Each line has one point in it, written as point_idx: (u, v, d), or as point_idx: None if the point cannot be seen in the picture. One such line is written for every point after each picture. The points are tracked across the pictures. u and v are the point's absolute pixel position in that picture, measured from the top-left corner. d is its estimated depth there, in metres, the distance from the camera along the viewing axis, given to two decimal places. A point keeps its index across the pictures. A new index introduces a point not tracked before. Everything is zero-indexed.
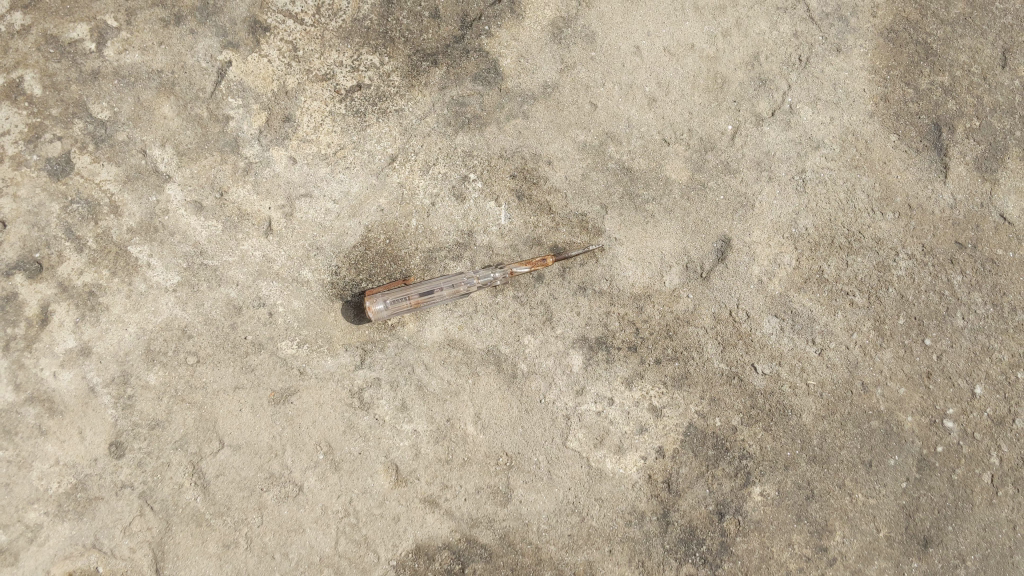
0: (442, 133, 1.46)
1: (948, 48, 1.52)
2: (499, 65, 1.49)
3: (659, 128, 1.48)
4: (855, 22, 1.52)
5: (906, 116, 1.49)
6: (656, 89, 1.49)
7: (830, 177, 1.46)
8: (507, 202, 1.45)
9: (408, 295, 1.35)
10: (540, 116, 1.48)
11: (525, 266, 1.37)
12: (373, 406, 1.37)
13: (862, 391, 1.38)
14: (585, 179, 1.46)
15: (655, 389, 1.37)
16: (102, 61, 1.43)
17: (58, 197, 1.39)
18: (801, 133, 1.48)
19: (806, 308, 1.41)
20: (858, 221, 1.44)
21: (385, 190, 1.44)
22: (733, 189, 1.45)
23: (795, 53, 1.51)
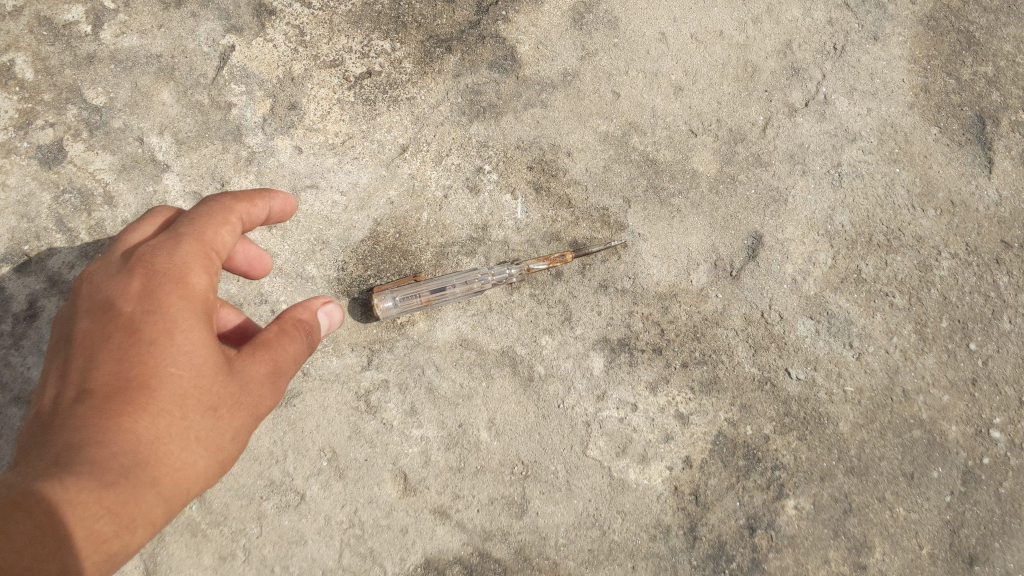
0: (456, 122, 1.39)
1: (992, 37, 1.46)
2: (517, 52, 1.42)
3: (685, 118, 1.40)
4: (894, 10, 1.46)
5: (948, 107, 1.41)
6: (683, 77, 1.42)
7: (867, 172, 1.38)
8: (524, 195, 1.37)
9: (419, 294, 1.27)
10: (561, 106, 1.41)
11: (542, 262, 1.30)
12: (380, 410, 1.29)
13: (903, 398, 1.29)
14: (606, 171, 1.38)
15: (682, 395, 1.29)
16: (98, 45, 1.38)
17: (49, 186, 1.32)
18: (836, 125, 1.40)
19: (843, 309, 1.32)
20: (897, 219, 1.36)
21: (395, 182, 1.36)
22: (765, 183, 1.37)
23: (830, 41, 1.44)
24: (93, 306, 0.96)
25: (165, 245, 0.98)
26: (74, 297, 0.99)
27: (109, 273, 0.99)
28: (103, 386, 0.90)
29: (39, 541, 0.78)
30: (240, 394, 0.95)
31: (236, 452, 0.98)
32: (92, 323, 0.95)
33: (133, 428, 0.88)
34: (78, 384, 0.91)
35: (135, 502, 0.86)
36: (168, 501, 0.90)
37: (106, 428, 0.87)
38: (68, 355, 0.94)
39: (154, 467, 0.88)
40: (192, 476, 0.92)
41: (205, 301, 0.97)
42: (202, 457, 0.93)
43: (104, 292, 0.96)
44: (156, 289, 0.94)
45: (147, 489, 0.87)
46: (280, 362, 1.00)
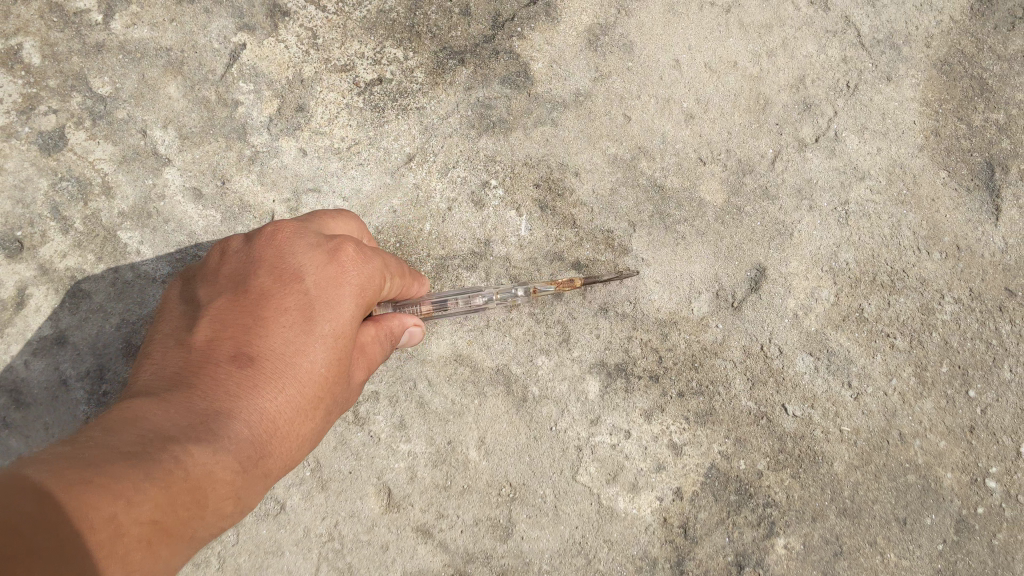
0: (464, 135, 1.38)
1: (1005, 84, 1.45)
2: (530, 69, 1.41)
3: (695, 146, 1.39)
4: (908, 51, 1.46)
5: (958, 152, 1.40)
6: (694, 105, 1.41)
7: (874, 211, 1.37)
8: (529, 213, 1.35)
9: (420, 303, 1.25)
10: (571, 125, 1.40)
11: (550, 285, 1.26)
12: (368, 421, 1.26)
13: (899, 442, 1.27)
14: (613, 194, 1.37)
15: (677, 425, 1.26)
16: (107, 35, 1.36)
17: (48, 173, 1.31)
18: (847, 162, 1.39)
19: (844, 348, 1.30)
20: (902, 259, 1.34)
21: (399, 191, 1.35)
22: (772, 216, 1.36)
23: (843, 79, 1.44)
24: (276, 269, 1.10)
25: (358, 256, 1.12)
26: (257, 255, 1.12)
27: (302, 241, 1.12)
28: (260, 359, 1.04)
29: (192, 503, 0.89)
30: (345, 399, 1.12)
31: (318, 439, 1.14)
32: (275, 287, 1.09)
33: (277, 403, 1.02)
34: (243, 347, 1.04)
35: (263, 474, 1.00)
36: (275, 479, 1.04)
37: (253, 398, 1.01)
38: (236, 316, 1.07)
39: (280, 443, 1.03)
40: (293, 460, 1.07)
41: (366, 310, 1.12)
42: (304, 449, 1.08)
43: (290, 255, 1.10)
44: (338, 285, 1.08)
45: (264, 475, 1.01)
46: (371, 369, 1.16)
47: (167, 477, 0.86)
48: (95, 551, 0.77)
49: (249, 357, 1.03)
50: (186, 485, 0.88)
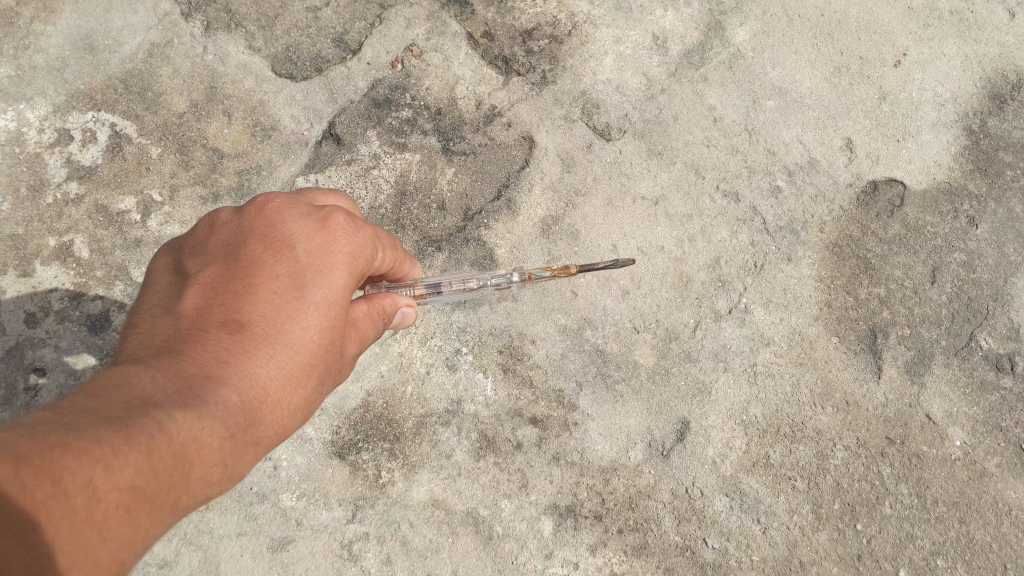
0: (440, 309, 1.67)
1: (885, 263, 1.76)
2: (494, 254, 1.73)
3: (630, 318, 1.69)
4: (805, 235, 1.77)
5: (846, 321, 1.71)
6: (630, 282, 1.72)
7: (777, 371, 1.66)
8: (494, 375, 1.63)
9: (413, 285, 1.49)
10: (528, 299, 1.68)
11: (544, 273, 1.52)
12: (361, 558, 1.53)
13: (799, 568, 1.55)
14: (563, 358, 1.65)
15: (617, 557, 1.54)
16: (144, 231, 1.67)
17: (94, 350, 1.59)
18: (754, 330, 1.69)
19: (754, 489, 1.59)
20: (801, 413, 1.63)
21: (385, 359, 1.63)
22: (694, 377, 1.65)
23: (751, 259, 1.75)
24: (271, 238, 1.24)
25: (350, 227, 1.25)
26: (248, 225, 1.26)
27: (299, 212, 1.26)
28: (252, 327, 1.17)
29: (177, 469, 0.99)
30: (326, 380, 1.25)
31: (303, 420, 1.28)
32: (269, 257, 1.22)
33: (263, 375, 1.15)
34: (232, 317, 1.17)
35: (244, 446, 1.12)
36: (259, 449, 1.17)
37: (238, 369, 1.14)
38: (226, 286, 1.20)
39: (266, 410, 1.16)
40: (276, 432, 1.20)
41: (356, 279, 1.25)
42: (289, 422, 1.21)
43: (288, 227, 1.24)
44: (328, 256, 1.22)
45: (255, 441, 1.14)
46: (363, 342, 1.31)
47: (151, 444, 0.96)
48: (68, 516, 0.84)
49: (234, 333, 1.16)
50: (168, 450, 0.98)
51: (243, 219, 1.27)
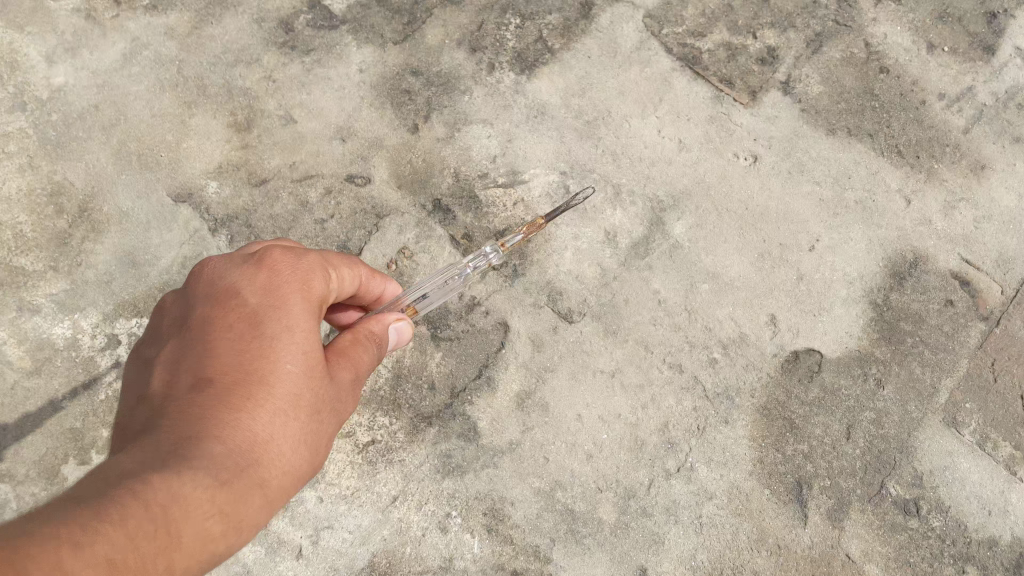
0: (432, 478, 2.02)
1: (807, 422, 2.10)
2: (477, 426, 2.05)
3: (594, 478, 2.03)
4: (739, 400, 2.11)
5: (777, 474, 2.06)
6: (593, 447, 2.05)
7: (717, 522, 2.02)
8: (480, 535, 1.99)
9: (397, 302, 1.89)
10: (507, 466, 2.03)
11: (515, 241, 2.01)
12: None
13: None
14: (538, 517, 2.00)
15: None
16: None
17: None
18: (699, 486, 2.04)
19: None
20: (740, 557, 2.00)
21: (386, 524, 1.99)
22: (648, 529, 2.00)
23: (694, 422, 2.09)
24: (215, 295, 1.49)
25: (286, 261, 1.51)
26: (196, 295, 1.51)
27: (234, 268, 1.52)
28: (223, 380, 1.40)
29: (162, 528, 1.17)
30: (327, 407, 1.47)
31: (323, 451, 1.49)
32: (219, 310, 1.47)
33: (249, 413, 1.37)
34: (203, 369, 1.41)
35: (251, 479, 1.33)
36: (278, 480, 1.38)
37: (223, 414, 1.36)
38: (188, 350, 1.45)
39: (266, 442, 1.37)
40: (293, 464, 1.41)
41: (313, 309, 1.49)
42: (303, 450, 1.43)
43: (227, 280, 1.50)
44: (275, 295, 1.47)
45: (258, 477, 1.34)
46: (357, 368, 1.54)
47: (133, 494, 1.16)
48: None
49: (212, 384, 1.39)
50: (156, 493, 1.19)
51: (188, 295, 1.53)
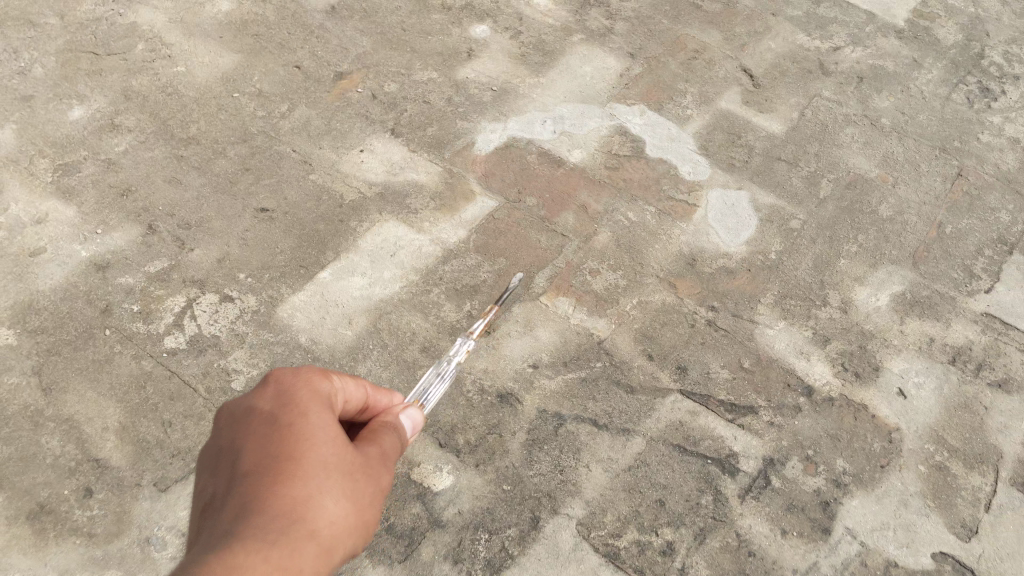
0: None
1: None
2: None
3: None
4: None
5: None
6: None
7: None
8: None
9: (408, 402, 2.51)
10: None
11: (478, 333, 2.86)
12: None
13: None
14: None
15: None
16: None
17: None
18: None
19: None
20: None
21: None
22: None
23: None
24: (234, 415, 1.75)
25: (293, 381, 1.81)
26: (221, 427, 1.74)
27: (250, 397, 1.78)
28: (256, 479, 1.60)
29: None
30: (360, 473, 1.72)
31: (367, 510, 1.71)
32: (246, 428, 1.72)
33: (279, 495, 1.58)
34: (238, 475, 1.62)
35: (300, 536, 1.52)
36: (326, 530, 1.58)
37: (260, 498, 1.56)
38: (222, 467, 1.66)
39: (308, 505, 1.59)
40: (336, 516, 1.62)
41: (320, 414, 1.76)
42: (342, 503, 1.64)
43: (243, 403, 1.77)
44: (290, 410, 1.75)
45: (303, 542, 1.52)
46: (372, 453, 1.82)
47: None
48: None
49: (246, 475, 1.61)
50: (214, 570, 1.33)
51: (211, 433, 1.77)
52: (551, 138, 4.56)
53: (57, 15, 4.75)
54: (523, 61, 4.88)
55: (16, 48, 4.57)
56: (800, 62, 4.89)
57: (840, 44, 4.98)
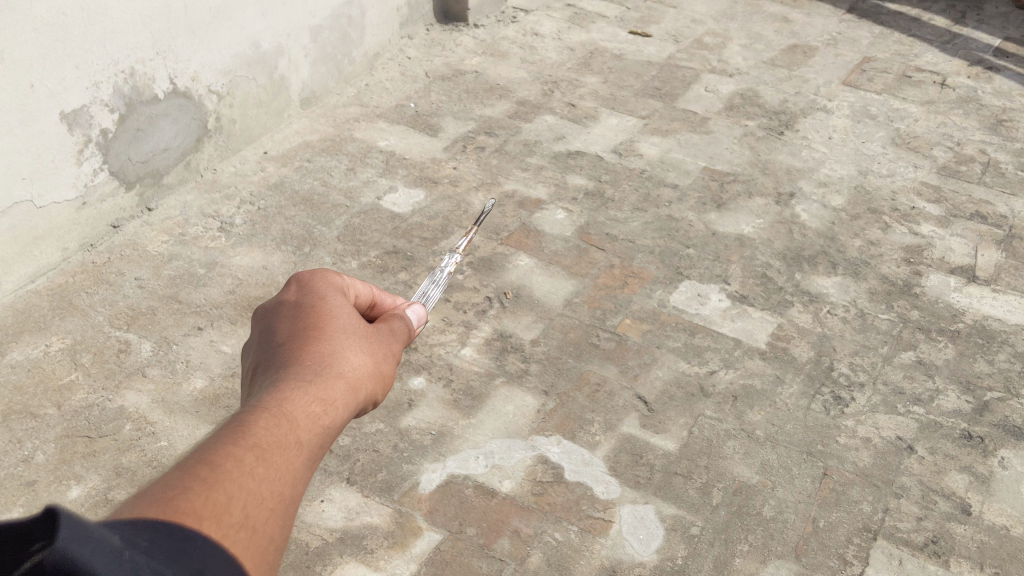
0: None
1: None
2: None
3: None
4: None
5: None
6: None
7: None
8: None
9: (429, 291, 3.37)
10: None
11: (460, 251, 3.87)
12: None
13: None
14: None
15: None
16: None
17: None
18: None
19: None
20: None
21: None
22: None
23: None
24: (269, 316, 2.35)
25: (301, 294, 2.43)
26: (259, 327, 2.33)
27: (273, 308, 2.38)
28: (288, 353, 2.18)
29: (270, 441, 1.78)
30: (367, 339, 2.36)
31: (375, 366, 2.31)
32: (277, 326, 2.30)
33: (309, 357, 2.16)
34: (278, 352, 2.19)
35: (327, 379, 2.09)
36: (350, 376, 2.17)
37: (294, 362, 2.13)
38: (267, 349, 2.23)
39: (326, 364, 2.14)
40: (355, 364, 2.22)
41: (326, 311, 2.38)
42: (356, 357, 2.25)
43: (273, 312, 2.35)
44: (306, 311, 2.35)
45: (331, 389, 2.07)
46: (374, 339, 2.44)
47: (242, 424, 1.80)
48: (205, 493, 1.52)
49: (281, 350, 2.20)
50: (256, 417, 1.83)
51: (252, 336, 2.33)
52: (483, 472, 5.24)
53: (54, 406, 5.46)
54: (456, 405, 5.67)
55: (21, 438, 5.25)
56: (685, 386, 5.83)
57: (715, 369, 5.95)
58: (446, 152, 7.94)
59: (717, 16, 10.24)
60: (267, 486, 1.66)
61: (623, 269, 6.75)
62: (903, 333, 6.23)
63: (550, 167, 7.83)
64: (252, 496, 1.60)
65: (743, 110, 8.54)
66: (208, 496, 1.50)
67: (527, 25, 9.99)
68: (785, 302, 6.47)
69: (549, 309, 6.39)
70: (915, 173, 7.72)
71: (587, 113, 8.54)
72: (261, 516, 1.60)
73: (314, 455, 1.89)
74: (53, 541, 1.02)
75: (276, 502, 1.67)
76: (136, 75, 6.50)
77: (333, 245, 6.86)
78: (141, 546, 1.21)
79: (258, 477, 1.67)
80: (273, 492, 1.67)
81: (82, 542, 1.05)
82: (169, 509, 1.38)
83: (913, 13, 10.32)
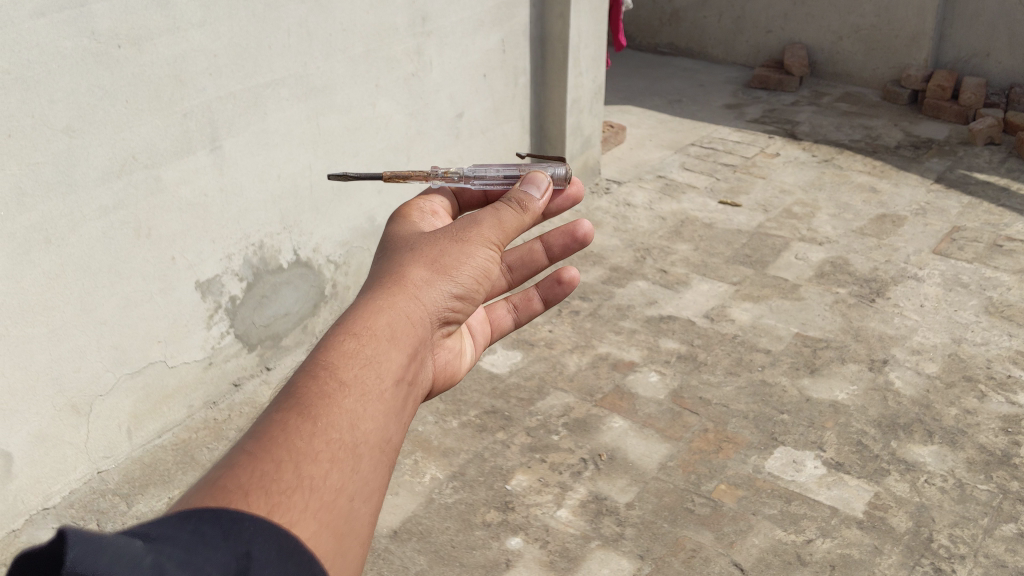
0: None
1: None
2: None
3: None
4: None
5: None
6: None
7: None
8: None
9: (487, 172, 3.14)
10: None
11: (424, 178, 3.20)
12: None
13: None
14: None
15: None
16: None
17: None
18: None
19: None
20: None
21: None
22: None
23: None
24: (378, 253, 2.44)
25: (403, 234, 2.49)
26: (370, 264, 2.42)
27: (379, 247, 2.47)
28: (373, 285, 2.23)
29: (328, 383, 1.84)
30: (434, 258, 2.32)
31: (447, 272, 2.31)
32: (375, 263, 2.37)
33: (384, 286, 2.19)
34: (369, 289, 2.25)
35: (383, 304, 2.11)
36: (403, 299, 2.17)
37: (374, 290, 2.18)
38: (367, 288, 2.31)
39: (369, 301, 2.09)
40: (419, 283, 2.24)
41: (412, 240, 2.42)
42: (422, 274, 2.26)
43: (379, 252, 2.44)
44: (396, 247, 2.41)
45: (391, 312, 2.10)
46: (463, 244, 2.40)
47: (286, 393, 1.81)
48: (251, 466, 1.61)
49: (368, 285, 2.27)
50: (304, 379, 1.84)
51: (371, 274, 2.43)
52: None
53: None
54: (552, 566, 5.79)
55: None
56: (782, 554, 5.83)
57: (811, 536, 5.97)
58: (543, 316, 8.32)
59: (805, 186, 10.62)
60: (321, 451, 1.69)
61: (717, 433, 6.89)
62: (1003, 504, 6.19)
63: (644, 331, 8.11)
64: (302, 448, 1.67)
65: (834, 278, 8.76)
66: (259, 476, 1.58)
67: (620, 195, 10.50)
68: (881, 470, 6.49)
69: (644, 473, 6.54)
70: (1009, 341, 7.76)
71: (679, 279, 8.87)
72: (315, 459, 1.67)
73: (384, 373, 1.94)
74: (64, 562, 1.16)
75: (329, 443, 1.71)
76: (265, 247, 7.11)
77: (435, 405, 7.23)
78: (184, 532, 1.35)
79: (310, 421, 1.73)
80: (327, 435, 1.72)
81: (95, 552, 1.19)
82: (221, 485, 1.53)
83: (1001, 183, 10.53)
